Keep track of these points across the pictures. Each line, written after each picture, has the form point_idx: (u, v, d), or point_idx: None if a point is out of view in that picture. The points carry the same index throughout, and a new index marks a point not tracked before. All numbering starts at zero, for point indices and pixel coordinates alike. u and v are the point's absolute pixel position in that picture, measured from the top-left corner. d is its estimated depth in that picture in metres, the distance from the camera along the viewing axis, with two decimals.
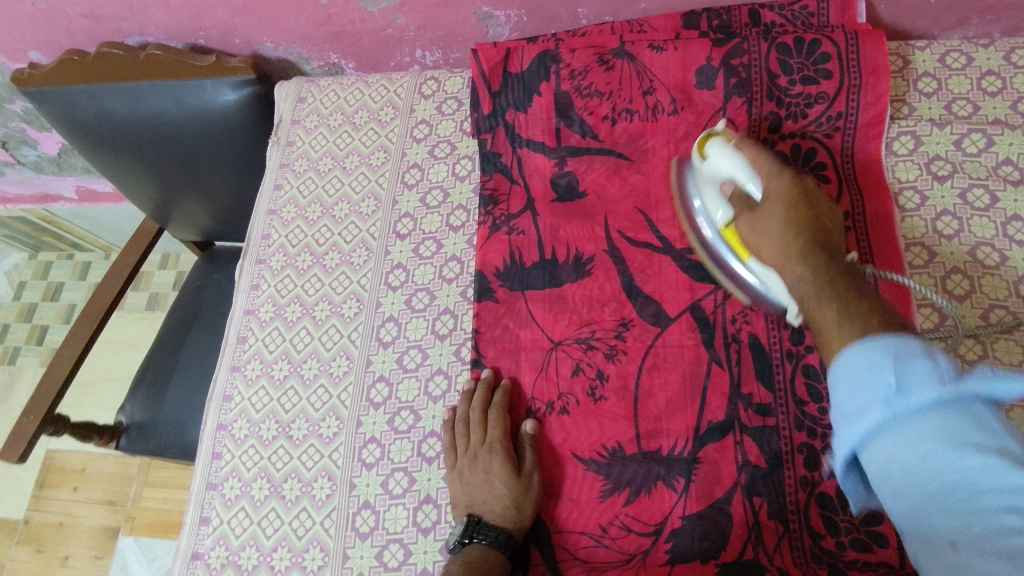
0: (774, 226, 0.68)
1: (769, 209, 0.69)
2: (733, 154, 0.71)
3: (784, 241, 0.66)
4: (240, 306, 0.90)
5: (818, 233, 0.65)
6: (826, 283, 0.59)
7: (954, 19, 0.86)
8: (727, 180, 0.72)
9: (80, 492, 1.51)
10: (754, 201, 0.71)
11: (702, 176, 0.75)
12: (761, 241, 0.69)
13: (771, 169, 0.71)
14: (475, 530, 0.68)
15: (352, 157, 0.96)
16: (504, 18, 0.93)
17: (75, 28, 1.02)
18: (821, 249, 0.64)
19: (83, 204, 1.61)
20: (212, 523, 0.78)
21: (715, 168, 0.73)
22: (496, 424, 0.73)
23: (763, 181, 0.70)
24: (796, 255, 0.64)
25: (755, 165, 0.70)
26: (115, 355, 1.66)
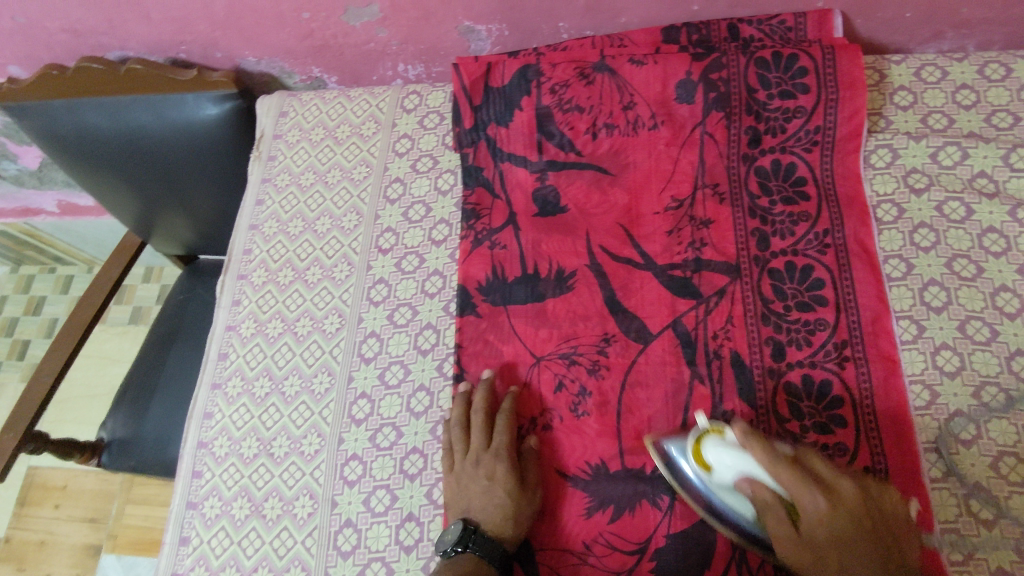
0: (811, 535, 0.58)
1: (803, 500, 0.58)
2: (746, 457, 0.60)
3: (826, 495, 0.58)
4: (222, 321, 0.89)
5: (861, 512, 0.58)
6: (866, 562, 0.56)
7: (929, 34, 0.87)
8: (741, 481, 0.60)
9: (61, 510, 1.49)
10: (762, 499, 0.60)
11: (708, 481, 0.64)
12: (799, 553, 0.58)
13: (778, 465, 0.58)
14: (469, 538, 0.68)
15: (334, 172, 0.95)
16: (485, 32, 0.94)
17: (54, 42, 1.01)
18: (862, 528, 0.57)
19: (64, 218, 1.60)
20: (192, 543, 0.77)
21: (722, 476, 0.62)
22: (502, 430, 0.73)
23: (777, 480, 0.59)
24: (840, 566, 0.57)
25: (787, 476, 0.58)
26: (97, 370, 1.64)
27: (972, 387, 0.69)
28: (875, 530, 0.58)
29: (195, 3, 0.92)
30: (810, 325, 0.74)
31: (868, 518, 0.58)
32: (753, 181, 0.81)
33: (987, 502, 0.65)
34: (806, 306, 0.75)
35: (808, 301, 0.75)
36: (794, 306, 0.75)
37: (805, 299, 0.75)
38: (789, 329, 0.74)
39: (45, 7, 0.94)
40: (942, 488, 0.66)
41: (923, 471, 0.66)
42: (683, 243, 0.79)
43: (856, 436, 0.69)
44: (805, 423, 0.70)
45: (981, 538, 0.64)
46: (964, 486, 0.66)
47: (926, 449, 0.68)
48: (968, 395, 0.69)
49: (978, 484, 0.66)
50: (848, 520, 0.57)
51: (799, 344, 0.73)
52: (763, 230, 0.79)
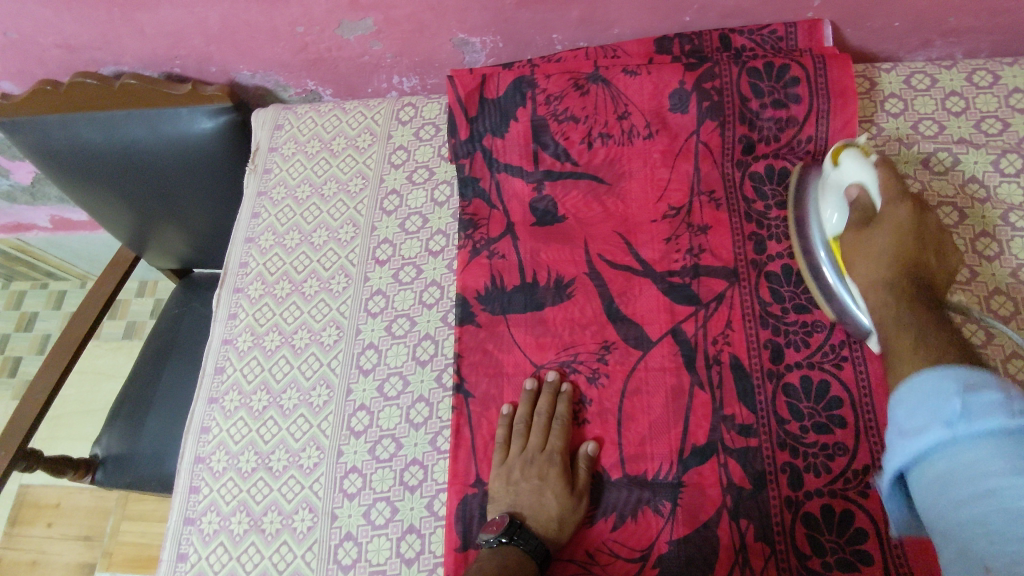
0: (875, 237, 0.69)
1: (894, 205, 0.69)
2: (868, 169, 0.71)
3: (894, 229, 0.68)
4: (218, 335, 0.89)
5: (917, 232, 0.68)
6: (897, 294, 0.65)
7: (918, 42, 0.88)
8: (855, 184, 0.72)
9: (55, 528, 1.47)
10: (858, 199, 0.71)
11: (830, 179, 0.75)
12: (862, 258, 0.69)
13: (895, 205, 0.69)
14: (516, 532, 0.67)
15: (330, 184, 0.95)
16: (480, 44, 0.94)
17: (48, 58, 1.01)
18: (909, 249, 0.67)
19: (57, 233, 1.59)
20: (190, 560, 0.76)
21: (842, 177, 0.73)
22: (559, 434, 0.73)
23: (884, 200, 0.70)
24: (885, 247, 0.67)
25: (882, 173, 0.71)
26: (91, 386, 1.63)
27: None
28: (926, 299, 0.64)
29: (189, 17, 0.92)
30: (807, 326, 0.75)
31: (925, 262, 0.67)
32: (749, 186, 0.82)
33: None
34: (803, 308, 0.76)
35: (805, 303, 0.76)
36: (791, 309, 0.76)
37: (802, 301, 0.76)
38: (786, 332, 0.75)
39: (38, 23, 0.94)
40: None
41: None
42: (680, 250, 0.80)
43: (855, 436, 0.69)
44: (805, 424, 0.70)
45: None
46: None
47: None
48: None
49: None
50: (901, 256, 0.66)
51: (797, 345, 0.74)
52: (759, 233, 0.80)
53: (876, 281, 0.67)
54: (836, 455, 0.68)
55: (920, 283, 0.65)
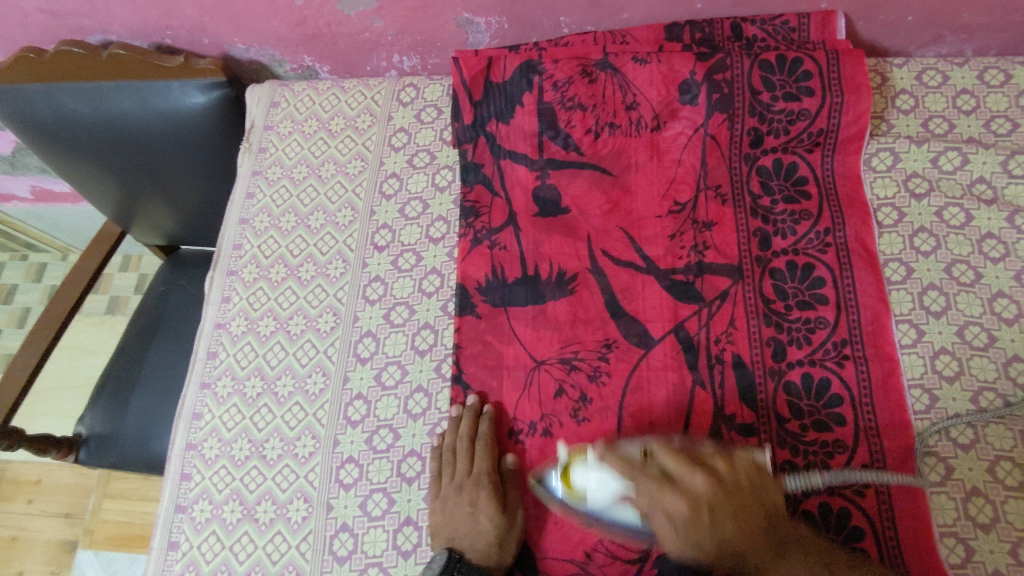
0: (682, 509, 0.58)
1: (668, 498, 0.58)
2: (608, 470, 0.63)
3: (694, 495, 0.59)
4: (210, 319, 0.87)
5: (727, 496, 0.59)
6: (772, 534, 0.60)
7: (929, 37, 0.87)
8: (615, 498, 0.63)
9: (35, 504, 1.45)
10: (641, 506, 0.61)
11: (591, 505, 0.65)
12: (680, 531, 0.59)
13: (666, 489, 0.59)
14: (454, 566, 0.67)
15: (327, 165, 0.93)
16: (484, 25, 0.92)
17: (30, 23, 0.96)
18: (734, 497, 0.59)
19: (37, 203, 1.54)
20: (181, 548, 0.75)
21: (595, 496, 0.63)
22: (484, 456, 0.73)
23: (657, 494, 0.59)
24: (735, 534, 0.59)
25: (641, 483, 0.60)
26: (72, 361, 1.59)
27: (971, 392, 0.70)
28: (751, 505, 0.60)
29: None
30: (810, 323, 0.74)
31: (750, 508, 0.60)
32: (755, 181, 0.81)
33: (984, 507, 0.66)
34: (807, 305, 0.75)
35: (808, 300, 0.75)
36: (795, 306, 0.75)
37: (806, 298, 0.76)
38: (790, 328, 0.74)
39: None
40: (941, 492, 0.66)
41: (922, 474, 0.67)
42: (685, 247, 0.79)
43: (853, 433, 0.70)
44: (804, 421, 0.71)
45: (979, 542, 0.64)
46: (962, 490, 0.66)
47: (926, 453, 0.68)
48: (967, 400, 0.70)
49: (976, 489, 0.66)
50: (737, 516, 0.59)
51: (799, 342, 0.74)
52: (765, 230, 0.79)
53: (704, 544, 0.59)
54: (835, 453, 0.69)
55: (705, 473, 0.60)
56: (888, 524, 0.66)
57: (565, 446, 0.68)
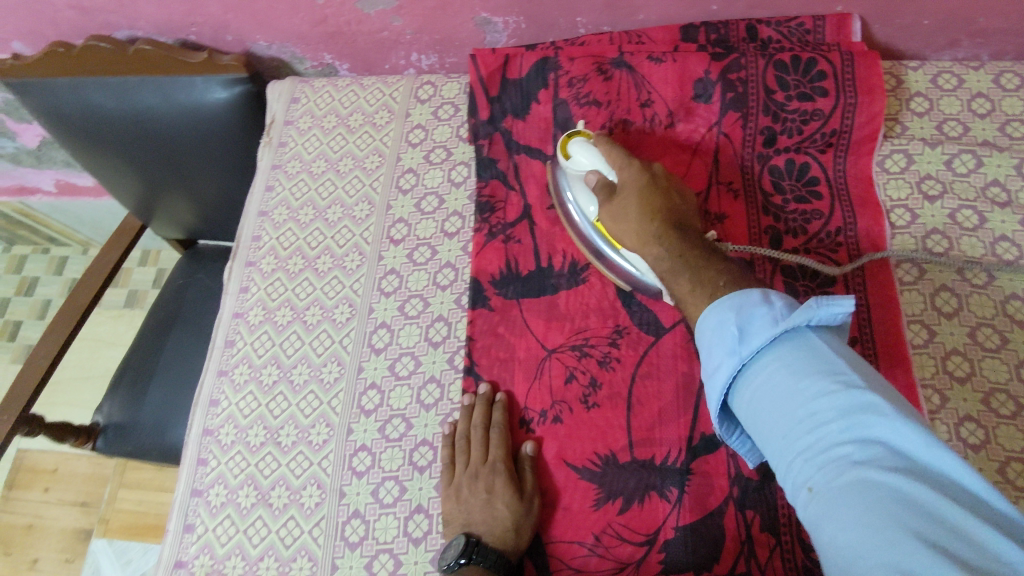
0: (627, 206, 0.68)
1: (626, 168, 0.70)
2: (596, 146, 0.74)
3: (637, 194, 0.68)
4: (229, 309, 0.88)
5: (665, 181, 0.70)
6: (677, 250, 0.64)
7: (945, 41, 0.87)
8: (593, 173, 0.73)
9: (52, 493, 1.48)
10: (607, 185, 0.72)
11: (572, 170, 0.77)
12: (619, 224, 0.69)
13: (615, 201, 0.70)
14: (473, 550, 0.67)
15: (345, 160, 0.95)
16: (502, 24, 0.93)
17: (60, 19, 0.99)
18: (662, 184, 0.69)
19: (61, 198, 1.57)
20: (196, 531, 0.76)
21: (580, 164, 0.75)
22: (499, 443, 0.73)
23: (618, 171, 0.71)
24: (651, 212, 0.67)
25: (612, 158, 0.72)
26: (91, 353, 1.62)
27: (982, 394, 0.70)
28: (681, 224, 0.66)
29: None
30: None
31: (670, 197, 0.68)
32: (768, 179, 0.82)
33: None
34: None
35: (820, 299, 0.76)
36: None
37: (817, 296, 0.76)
38: None
39: None
40: None
41: None
42: None
43: None
44: None
45: None
46: None
47: None
48: (978, 401, 0.70)
49: None
50: (652, 203, 0.67)
51: None
52: (776, 227, 0.80)
53: (650, 242, 0.66)
54: None
55: (659, 188, 0.68)
56: None
57: (581, 123, 0.79)
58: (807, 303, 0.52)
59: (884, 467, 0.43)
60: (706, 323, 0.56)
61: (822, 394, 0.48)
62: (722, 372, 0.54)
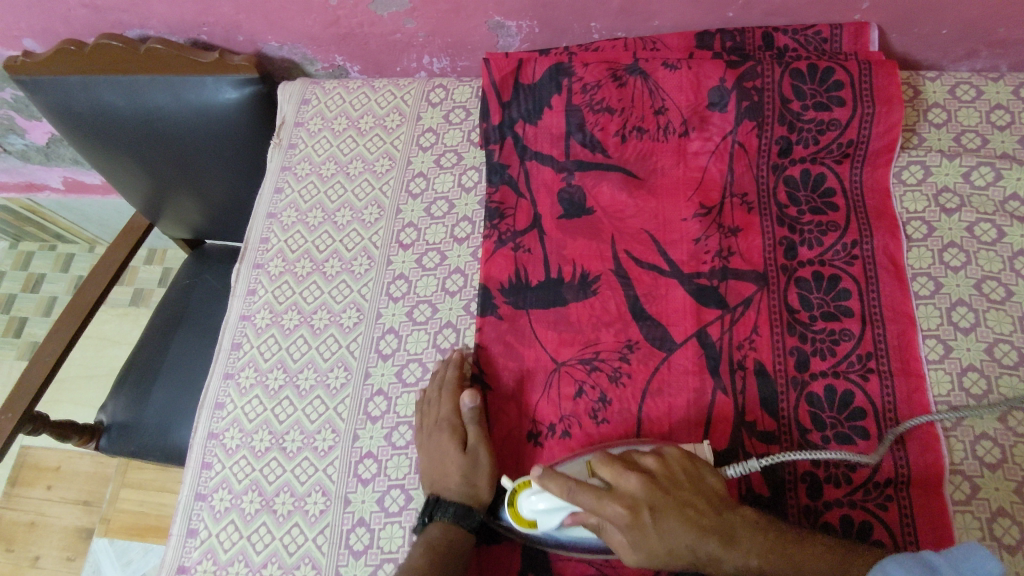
0: (654, 539, 0.60)
1: (610, 505, 0.60)
2: (549, 493, 0.61)
3: (660, 524, 0.60)
4: (236, 311, 0.88)
5: (661, 489, 0.61)
6: (759, 546, 0.60)
7: (964, 51, 0.86)
8: (577, 520, 0.63)
9: (54, 491, 1.47)
10: (597, 525, 0.62)
11: (538, 527, 0.65)
12: (652, 549, 0.61)
13: (603, 499, 0.60)
14: (434, 507, 0.69)
15: (355, 163, 0.94)
16: (515, 29, 0.92)
17: (73, 17, 0.99)
18: (668, 501, 0.60)
19: (69, 195, 1.57)
20: (200, 536, 0.76)
21: (544, 518, 0.63)
22: (448, 400, 0.74)
23: (613, 516, 0.60)
24: (687, 530, 0.60)
25: (587, 501, 0.60)
26: (96, 351, 1.62)
27: (998, 411, 0.69)
28: (716, 525, 0.60)
29: None
30: (835, 335, 0.74)
31: (683, 501, 0.61)
32: (782, 191, 0.80)
33: (1011, 527, 0.64)
34: (831, 316, 0.74)
35: (833, 312, 0.75)
36: (819, 317, 0.75)
37: (830, 309, 0.75)
38: (814, 339, 0.74)
39: None
40: (966, 511, 0.65)
41: (946, 491, 0.66)
42: (710, 252, 0.79)
43: (878, 446, 0.68)
44: (826, 433, 0.70)
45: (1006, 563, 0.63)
46: (988, 509, 0.65)
47: (952, 471, 0.67)
48: (995, 419, 0.68)
49: (1002, 509, 0.65)
50: (675, 516, 0.60)
51: (823, 354, 0.73)
52: (790, 238, 0.78)
53: (709, 551, 0.60)
54: (858, 466, 0.68)
55: (661, 503, 0.60)
56: (910, 538, 0.65)
57: (504, 474, 0.67)
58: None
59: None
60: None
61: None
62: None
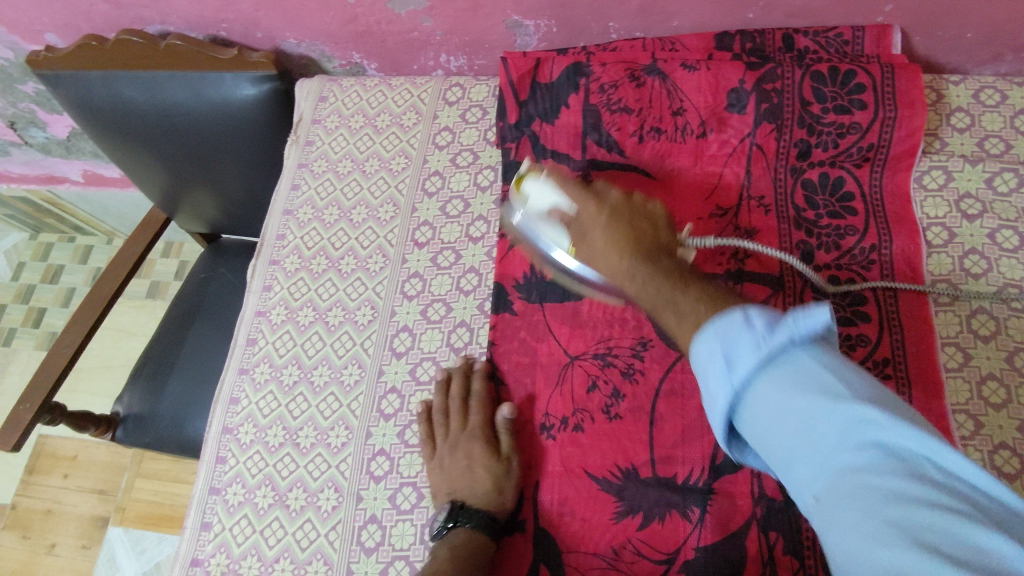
0: (596, 237, 0.65)
1: (583, 202, 0.67)
2: (550, 183, 0.71)
3: (600, 224, 0.65)
4: (252, 306, 0.88)
5: (628, 208, 0.65)
6: (666, 278, 0.57)
7: (988, 55, 0.85)
8: (553, 209, 0.71)
9: (70, 480, 1.49)
10: (568, 219, 0.69)
11: (529, 215, 0.74)
12: (602, 250, 0.64)
13: (581, 188, 0.69)
14: (458, 514, 0.69)
15: (372, 161, 0.94)
16: (533, 28, 0.92)
17: (94, 13, 1.00)
18: (618, 215, 0.65)
19: (88, 188, 1.59)
20: (213, 529, 0.76)
21: (535, 203, 0.73)
22: (478, 410, 0.75)
23: (577, 204, 0.68)
24: (614, 245, 0.63)
25: (569, 189, 0.69)
26: (112, 343, 1.64)
27: (1018, 421, 0.68)
28: (646, 246, 0.61)
29: None
30: (852, 339, 0.72)
31: (635, 220, 0.64)
32: (800, 194, 0.80)
33: None
34: (849, 321, 0.74)
35: (850, 316, 0.74)
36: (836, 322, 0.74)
37: (847, 315, 0.74)
38: None
39: None
40: None
41: None
42: (726, 255, 0.78)
43: None
44: None
45: None
46: None
47: None
48: (1014, 428, 0.67)
49: None
50: (616, 225, 0.64)
51: None
52: (808, 243, 0.78)
53: (632, 275, 0.60)
54: None
55: (614, 237, 0.63)
56: None
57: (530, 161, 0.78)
58: (790, 317, 0.43)
59: (879, 467, 0.38)
60: (707, 328, 0.48)
61: (813, 411, 0.40)
62: (722, 403, 0.45)
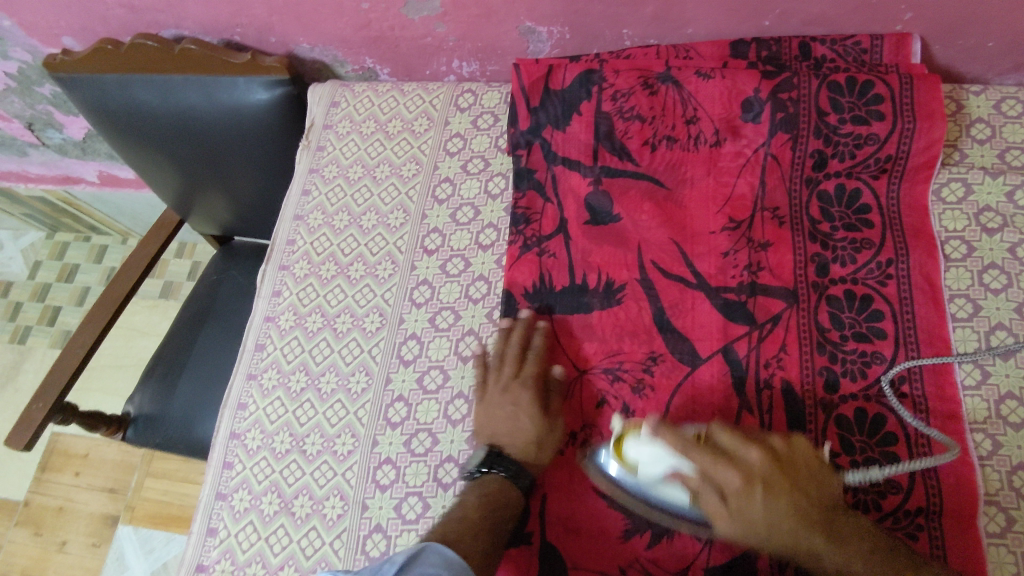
0: (751, 511, 0.59)
1: (722, 473, 0.59)
2: (659, 445, 0.62)
3: (761, 499, 0.59)
4: (260, 312, 0.88)
5: (776, 468, 0.60)
6: (841, 544, 0.58)
7: (1010, 65, 0.83)
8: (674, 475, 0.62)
9: (81, 477, 1.50)
10: (693, 485, 0.61)
11: (634, 479, 0.64)
12: (744, 524, 0.59)
13: (720, 462, 0.60)
14: (495, 462, 0.70)
15: (382, 167, 0.94)
16: (546, 34, 0.91)
17: (111, 16, 1.00)
18: (777, 479, 0.59)
19: (103, 188, 1.60)
20: (219, 535, 0.76)
21: (647, 470, 0.63)
22: (535, 361, 0.75)
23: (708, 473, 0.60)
24: (772, 523, 0.59)
25: (695, 457, 0.60)
26: (125, 342, 1.65)
27: None
28: (815, 509, 0.59)
29: None
30: (866, 357, 0.71)
31: (794, 481, 0.60)
32: (815, 206, 0.78)
33: None
34: (863, 337, 0.72)
35: (865, 333, 0.72)
36: (851, 337, 0.72)
37: (863, 330, 0.73)
38: (843, 359, 0.72)
39: None
40: (999, 544, 0.63)
41: (981, 525, 0.64)
42: (739, 266, 0.77)
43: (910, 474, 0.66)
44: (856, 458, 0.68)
45: None
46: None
47: (987, 501, 0.65)
48: None
49: None
50: (776, 486, 0.59)
51: (853, 375, 0.71)
52: (823, 255, 0.76)
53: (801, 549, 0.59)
54: (888, 493, 0.66)
55: (772, 490, 0.59)
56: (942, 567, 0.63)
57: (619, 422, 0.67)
58: None
59: None
60: None
61: None
62: None
